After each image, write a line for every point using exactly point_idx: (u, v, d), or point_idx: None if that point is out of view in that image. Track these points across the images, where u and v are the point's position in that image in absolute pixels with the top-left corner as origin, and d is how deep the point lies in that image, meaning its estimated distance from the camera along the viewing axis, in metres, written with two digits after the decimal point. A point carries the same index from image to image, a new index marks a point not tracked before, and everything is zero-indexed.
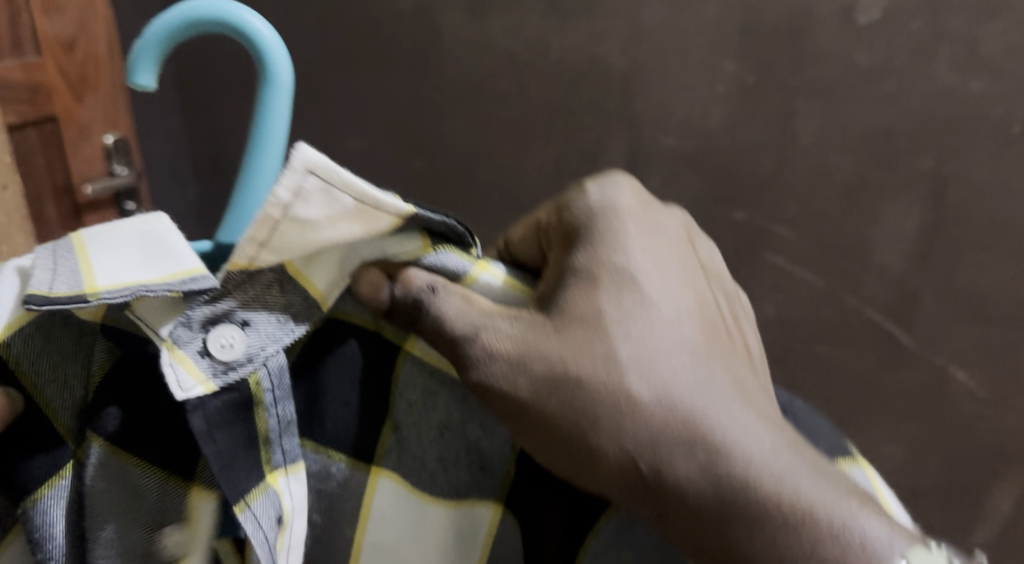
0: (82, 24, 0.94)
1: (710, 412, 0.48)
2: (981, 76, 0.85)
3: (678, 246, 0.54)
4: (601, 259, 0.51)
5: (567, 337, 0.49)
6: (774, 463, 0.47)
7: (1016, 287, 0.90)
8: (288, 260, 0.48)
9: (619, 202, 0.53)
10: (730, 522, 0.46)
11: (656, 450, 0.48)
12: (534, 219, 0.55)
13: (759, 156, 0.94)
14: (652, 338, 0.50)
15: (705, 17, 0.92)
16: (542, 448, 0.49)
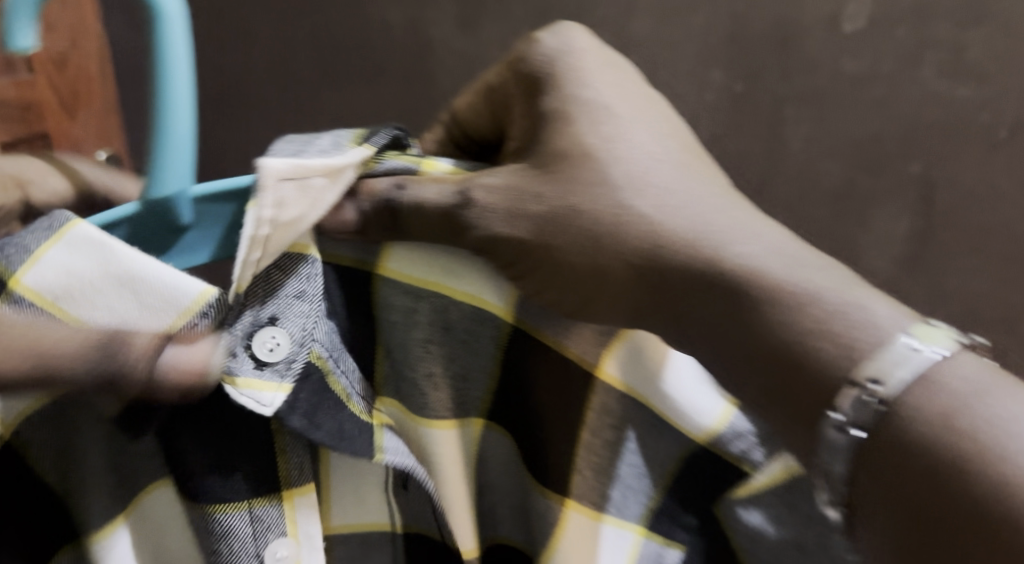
0: (74, 41, 0.99)
1: (805, 288, 0.52)
2: (967, 81, 0.89)
3: (635, 79, 0.62)
4: (565, 96, 0.60)
5: (550, 173, 0.60)
6: (758, 256, 0.54)
7: (1005, 289, 0.96)
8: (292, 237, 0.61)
9: (570, 46, 0.62)
10: (744, 308, 0.53)
11: (654, 253, 0.56)
12: (482, 83, 0.65)
13: (749, 163, 0.97)
14: (622, 146, 0.59)
15: (693, 27, 0.93)
16: (530, 279, 0.61)
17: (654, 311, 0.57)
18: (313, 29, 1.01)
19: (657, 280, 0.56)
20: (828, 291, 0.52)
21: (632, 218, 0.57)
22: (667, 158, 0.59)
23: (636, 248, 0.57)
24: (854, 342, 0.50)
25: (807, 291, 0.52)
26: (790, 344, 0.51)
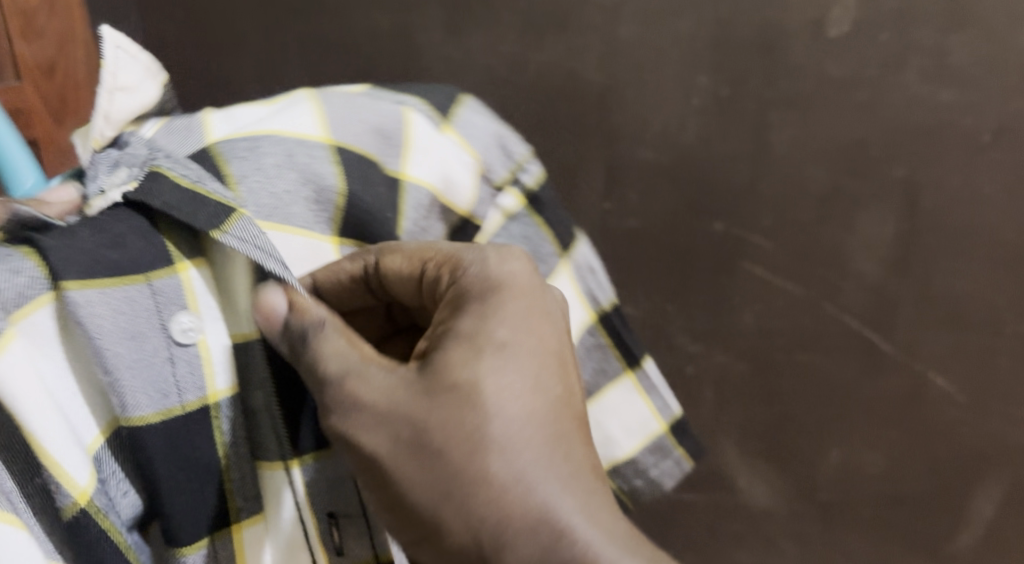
0: (62, 48, 0.98)
1: (540, 441, 0.61)
2: (950, 86, 0.90)
3: (546, 318, 0.65)
4: (484, 332, 0.63)
5: (439, 402, 0.61)
6: (585, 532, 0.60)
7: (989, 291, 0.98)
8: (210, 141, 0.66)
9: (506, 276, 0.66)
10: (510, 542, 0.59)
11: (482, 528, 0.59)
12: (421, 252, 0.66)
13: (736, 167, 0.97)
14: (508, 403, 0.61)
15: (679, 32, 0.94)
16: (391, 508, 0.61)
17: (449, 395, 0.61)
18: (302, 34, 1.02)
19: (495, 524, 0.59)
20: (548, 482, 0.60)
21: (488, 367, 0.62)
22: (531, 335, 0.64)
23: (473, 382, 0.61)
24: (484, 506, 0.59)
25: (522, 457, 0.60)
26: (473, 468, 0.60)
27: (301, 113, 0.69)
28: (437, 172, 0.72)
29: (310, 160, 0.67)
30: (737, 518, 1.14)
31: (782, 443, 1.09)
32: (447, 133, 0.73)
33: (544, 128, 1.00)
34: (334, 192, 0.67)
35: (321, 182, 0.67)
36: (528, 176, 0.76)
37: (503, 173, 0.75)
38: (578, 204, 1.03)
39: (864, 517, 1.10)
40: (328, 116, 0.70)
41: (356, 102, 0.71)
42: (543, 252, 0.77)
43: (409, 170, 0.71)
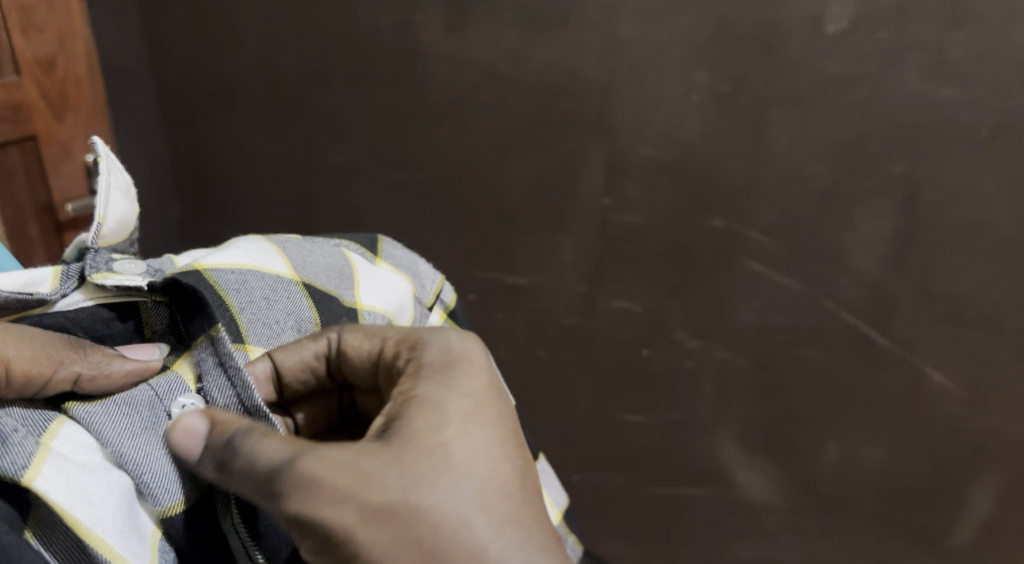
0: (62, 44, 0.99)
1: (494, 507, 0.60)
2: (948, 83, 0.91)
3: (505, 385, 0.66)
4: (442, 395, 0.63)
5: (404, 466, 0.60)
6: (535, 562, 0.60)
7: (988, 288, 0.97)
8: (198, 264, 0.69)
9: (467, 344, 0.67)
10: None
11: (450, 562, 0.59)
12: (380, 339, 0.68)
13: (735, 164, 0.98)
14: (475, 454, 0.61)
15: (678, 29, 0.94)
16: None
17: (425, 460, 0.60)
18: (303, 31, 1.02)
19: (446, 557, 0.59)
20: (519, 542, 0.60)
21: (465, 438, 0.62)
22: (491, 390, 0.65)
23: (444, 445, 0.61)
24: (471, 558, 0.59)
25: (481, 515, 0.60)
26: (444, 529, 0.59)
27: (266, 254, 0.72)
28: (387, 297, 0.76)
29: (289, 302, 0.70)
30: (738, 512, 1.16)
31: (782, 438, 1.10)
32: (381, 265, 0.78)
33: (545, 124, 1.01)
34: (312, 322, 0.71)
35: (300, 314, 0.71)
36: (446, 296, 0.83)
37: (430, 293, 0.81)
38: (579, 201, 1.03)
39: (864, 511, 1.11)
40: (293, 258, 0.73)
41: (309, 249, 0.75)
42: (424, 273, 0.81)
43: (359, 300, 0.75)
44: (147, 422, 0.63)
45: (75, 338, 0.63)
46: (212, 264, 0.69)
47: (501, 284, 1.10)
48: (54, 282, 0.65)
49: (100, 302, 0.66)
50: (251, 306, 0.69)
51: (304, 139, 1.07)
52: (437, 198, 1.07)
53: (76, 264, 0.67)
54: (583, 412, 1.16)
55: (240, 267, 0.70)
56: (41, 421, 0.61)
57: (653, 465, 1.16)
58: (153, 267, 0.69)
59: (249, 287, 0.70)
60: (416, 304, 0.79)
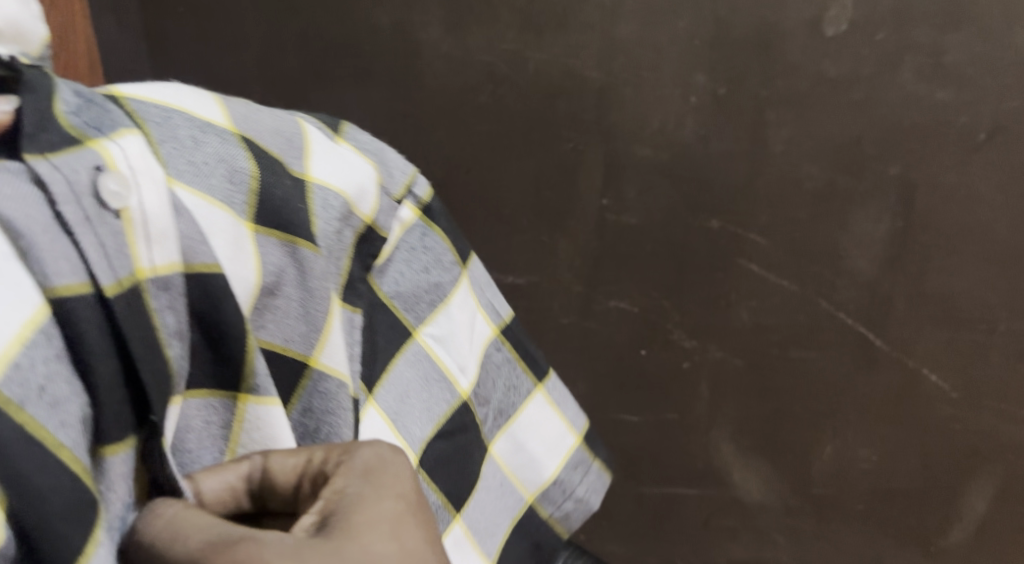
0: (62, 44, 0.95)
1: None
2: (946, 85, 0.91)
3: None
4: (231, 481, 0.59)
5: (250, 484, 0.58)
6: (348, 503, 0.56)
7: (982, 288, 0.98)
8: (117, 92, 0.61)
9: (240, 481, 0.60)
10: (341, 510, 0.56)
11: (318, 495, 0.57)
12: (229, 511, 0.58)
13: (733, 164, 0.98)
14: None
15: (676, 31, 0.94)
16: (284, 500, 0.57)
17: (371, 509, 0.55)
18: (301, 33, 1.02)
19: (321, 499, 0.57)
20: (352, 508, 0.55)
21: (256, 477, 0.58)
22: None
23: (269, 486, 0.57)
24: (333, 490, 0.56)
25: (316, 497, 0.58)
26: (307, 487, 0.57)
27: (198, 100, 0.64)
28: (344, 174, 0.67)
29: (219, 147, 0.62)
30: (731, 511, 1.17)
31: (777, 439, 1.11)
32: (343, 145, 0.70)
33: (543, 125, 1.01)
34: (248, 175, 0.62)
35: (233, 163, 0.62)
36: (418, 190, 0.74)
37: (399, 185, 0.72)
38: (577, 202, 1.04)
39: (857, 510, 1.12)
40: (231, 108, 0.65)
41: (255, 109, 0.66)
42: (390, 162, 0.72)
43: (311, 170, 0.66)
44: (44, 221, 0.51)
45: None
46: (135, 95, 0.61)
47: (498, 282, 1.10)
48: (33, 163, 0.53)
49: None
50: (174, 141, 0.60)
51: None
52: (435, 198, 1.07)
53: None
54: (580, 411, 1.16)
55: (165, 106, 0.62)
56: None
57: (649, 464, 1.17)
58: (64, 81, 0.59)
59: (175, 124, 0.61)
60: (382, 195, 0.70)
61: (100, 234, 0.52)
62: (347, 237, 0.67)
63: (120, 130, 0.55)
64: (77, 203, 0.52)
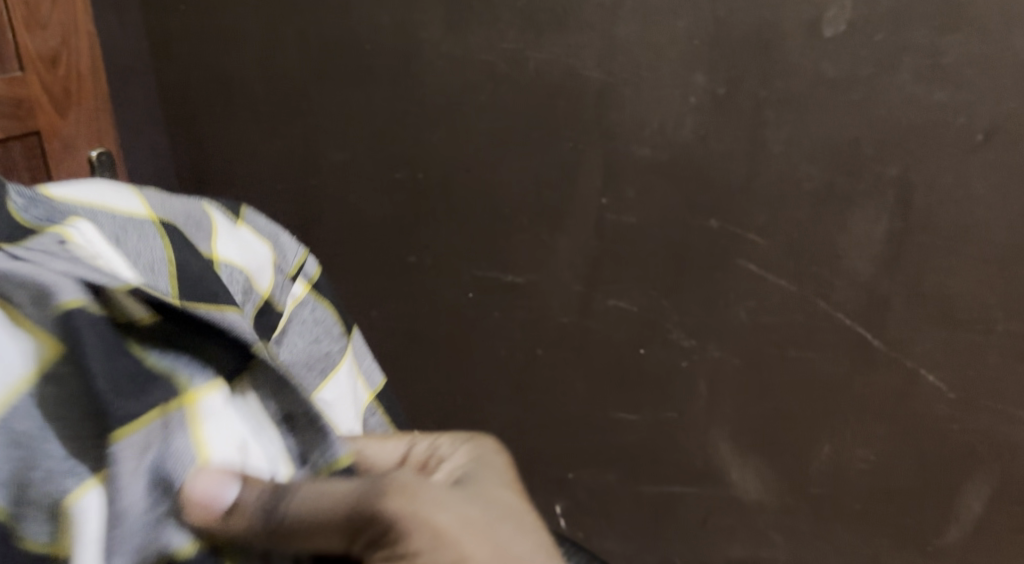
0: (65, 40, 1.04)
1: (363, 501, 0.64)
2: (944, 86, 0.91)
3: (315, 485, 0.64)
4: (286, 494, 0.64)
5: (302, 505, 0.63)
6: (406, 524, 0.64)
7: (980, 289, 0.98)
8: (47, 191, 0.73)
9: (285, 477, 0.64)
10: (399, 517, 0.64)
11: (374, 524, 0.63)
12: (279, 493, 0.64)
13: (731, 164, 0.99)
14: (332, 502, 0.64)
15: (675, 31, 0.95)
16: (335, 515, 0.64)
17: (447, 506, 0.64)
18: (304, 31, 1.03)
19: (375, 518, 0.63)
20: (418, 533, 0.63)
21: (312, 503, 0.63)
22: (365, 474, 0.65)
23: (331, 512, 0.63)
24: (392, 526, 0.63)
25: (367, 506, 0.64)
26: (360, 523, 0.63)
27: (116, 198, 0.75)
28: (244, 254, 0.77)
29: (139, 241, 0.71)
30: (729, 511, 1.17)
31: (774, 438, 1.11)
32: (242, 227, 0.80)
33: (543, 124, 1.01)
34: (165, 263, 0.70)
35: (152, 255, 0.71)
36: (309, 268, 0.84)
37: (292, 264, 0.82)
38: (577, 202, 1.04)
39: (855, 510, 1.12)
40: (148, 201, 0.76)
41: (168, 197, 0.78)
42: (283, 241, 0.82)
43: (216, 250, 0.76)
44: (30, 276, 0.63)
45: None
46: (63, 198, 0.72)
47: (498, 281, 1.10)
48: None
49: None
50: (105, 230, 0.71)
51: (303, 137, 1.08)
52: (435, 196, 1.07)
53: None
54: (579, 410, 1.16)
55: (91, 206, 0.73)
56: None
57: (647, 463, 1.17)
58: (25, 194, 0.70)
59: (99, 220, 0.72)
60: (276, 273, 0.80)
61: (76, 265, 0.64)
62: (249, 308, 0.75)
63: (70, 219, 0.68)
64: (54, 255, 0.65)
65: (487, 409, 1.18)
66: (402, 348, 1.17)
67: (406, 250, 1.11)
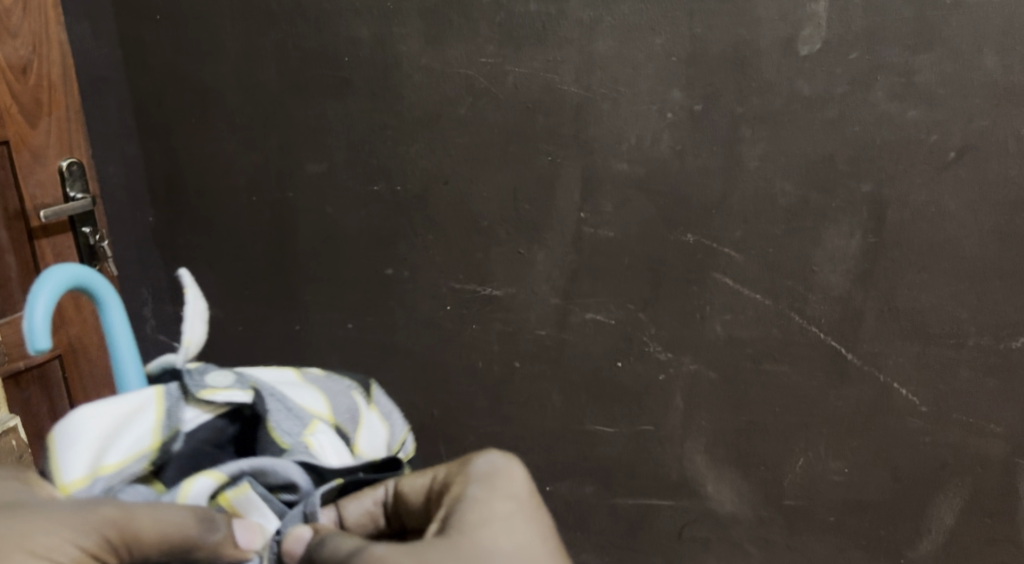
0: (36, 49, 1.02)
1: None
2: (917, 104, 0.93)
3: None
4: None
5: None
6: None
7: (952, 304, 1.00)
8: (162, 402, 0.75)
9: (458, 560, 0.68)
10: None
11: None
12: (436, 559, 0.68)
13: (707, 180, 1.00)
14: None
15: (653, 48, 0.96)
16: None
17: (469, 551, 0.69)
18: (281, 42, 1.03)
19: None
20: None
21: None
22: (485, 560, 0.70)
23: None
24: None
25: None
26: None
27: (310, 398, 0.81)
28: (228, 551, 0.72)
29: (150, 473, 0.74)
30: (704, 524, 1.17)
31: (749, 450, 1.12)
32: (372, 412, 0.84)
33: (521, 139, 1.02)
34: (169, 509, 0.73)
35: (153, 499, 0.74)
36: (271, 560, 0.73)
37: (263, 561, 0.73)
38: (555, 216, 1.04)
39: (828, 522, 1.13)
40: (332, 404, 0.82)
41: (283, 415, 0.79)
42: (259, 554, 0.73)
43: (359, 444, 0.82)
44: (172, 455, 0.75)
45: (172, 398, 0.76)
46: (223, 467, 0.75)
47: (475, 294, 1.10)
48: (157, 421, 0.75)
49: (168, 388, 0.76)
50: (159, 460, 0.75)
51: (279, 149, 1.08)
52: (412, 209, 1.07)
53: (174, 388, 0.76)
54: (555, 423, 1.16)
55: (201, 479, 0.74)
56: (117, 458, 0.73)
57: (622, 477, 1.17)
58: (190, 382, 0.77)
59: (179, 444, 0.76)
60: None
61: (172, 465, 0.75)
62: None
63: (210, 395, 0.77)
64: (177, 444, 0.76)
65: (463, 422, 1.18)
66: (378, 362, 1.16)
67: (383, 263, 1.11)
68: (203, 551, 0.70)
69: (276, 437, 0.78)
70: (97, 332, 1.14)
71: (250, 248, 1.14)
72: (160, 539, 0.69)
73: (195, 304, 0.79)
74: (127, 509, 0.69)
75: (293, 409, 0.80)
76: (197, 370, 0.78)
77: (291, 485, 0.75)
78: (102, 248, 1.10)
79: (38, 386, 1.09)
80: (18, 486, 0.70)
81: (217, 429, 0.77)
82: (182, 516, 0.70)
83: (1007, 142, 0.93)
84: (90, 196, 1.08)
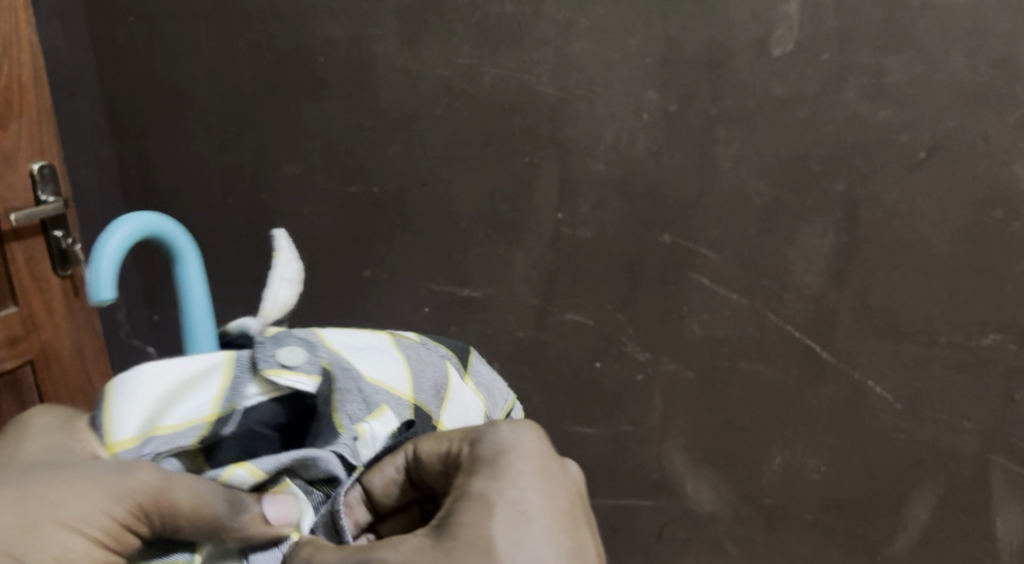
0: (6, 50, 1.01)
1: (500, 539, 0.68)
2: (888, 104, 0.94)
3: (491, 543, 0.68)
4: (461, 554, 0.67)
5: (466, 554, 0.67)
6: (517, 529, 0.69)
7: (924, 302, 1.01)
8: (229, 373, 0.73)
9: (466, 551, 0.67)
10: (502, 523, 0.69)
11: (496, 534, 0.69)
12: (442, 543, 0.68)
13: (682, 180, 1.00)
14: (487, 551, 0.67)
15: (628, 49, 0.97)
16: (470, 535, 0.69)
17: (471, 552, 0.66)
18: (256, 43, 1.03)
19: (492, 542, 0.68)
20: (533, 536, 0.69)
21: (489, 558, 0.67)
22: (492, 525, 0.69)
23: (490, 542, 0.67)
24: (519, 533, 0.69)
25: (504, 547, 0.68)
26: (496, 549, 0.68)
27: (395, 371, 0.79)
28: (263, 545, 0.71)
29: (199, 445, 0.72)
30: (683, 523, 1.17)
31: (727, 449, 1.12)
32: (468, 384, 0.84)
33: (498, 139, 1.02)
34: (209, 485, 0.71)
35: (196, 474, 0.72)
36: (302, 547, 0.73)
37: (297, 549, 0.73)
38: (533, 216, 1.05)
39: (806, 520, 1.14)
40: (416, 380, 0.79)
41: (352, 399, 0.75)
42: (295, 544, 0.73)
43: (443, 420, 0.80)
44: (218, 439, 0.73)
45: (238, 373, 0.74)
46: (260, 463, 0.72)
47: (454, 296, 1.10)
48: (220, 391, 0.73)
49: (244, 360, 0.74)
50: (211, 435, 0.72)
51: (256, 150, 1.08)
52: (390, 210, 1.07)
53: (243, 361, 0.74)
54: (534, 424, 1.16)
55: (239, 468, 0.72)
56: (171, 425, 0.71)
57: (601, 477, 1.17)
58: (260, 358, 0.74)
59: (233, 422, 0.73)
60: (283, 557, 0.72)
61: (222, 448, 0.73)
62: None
63: (273, 374, 0.74)
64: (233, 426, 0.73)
65: None
66: None
67: (362, 264, 1.11)
68: (237, 535, 0.70)
69: (337, 419, 0.75)
70: (70, 335, 1.13)
71: (227, 251, 1.13)
72: (195, 515, 0.68)
73: (285, 268, 0.81)
74: (165, 478, 0.69)
75: (366, 390, 0.76)
76: (272, 345, 0.75)
77: (332, 478, 0.74)
78: (75, 252, 1.10)
79: (9, 390, 1.09)
80: (68, 441, 0.71)
81: (273, 413, 0.75)
82: (218, 497, 0.69)
83: (976, 141, 0.94)
84: (62, 199, 1.07)
